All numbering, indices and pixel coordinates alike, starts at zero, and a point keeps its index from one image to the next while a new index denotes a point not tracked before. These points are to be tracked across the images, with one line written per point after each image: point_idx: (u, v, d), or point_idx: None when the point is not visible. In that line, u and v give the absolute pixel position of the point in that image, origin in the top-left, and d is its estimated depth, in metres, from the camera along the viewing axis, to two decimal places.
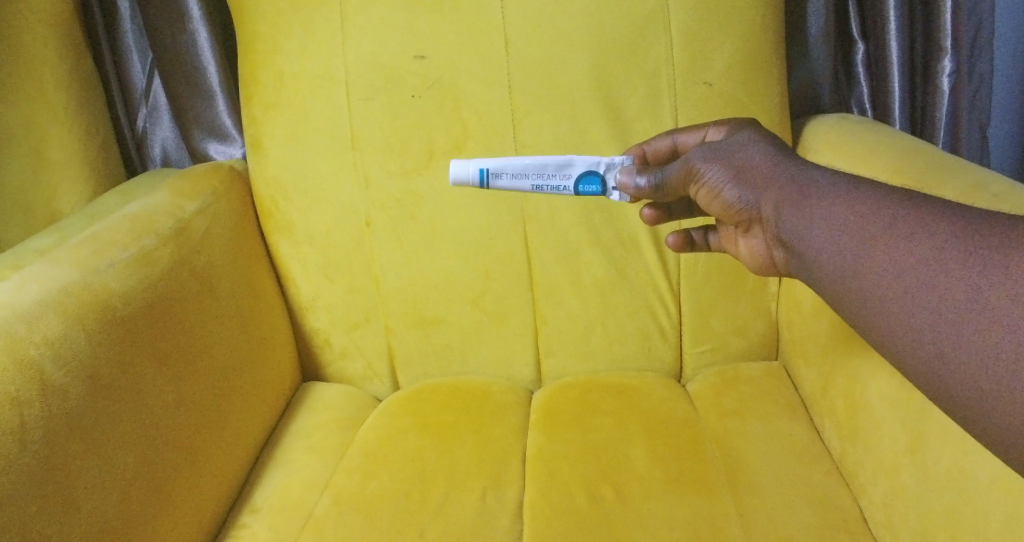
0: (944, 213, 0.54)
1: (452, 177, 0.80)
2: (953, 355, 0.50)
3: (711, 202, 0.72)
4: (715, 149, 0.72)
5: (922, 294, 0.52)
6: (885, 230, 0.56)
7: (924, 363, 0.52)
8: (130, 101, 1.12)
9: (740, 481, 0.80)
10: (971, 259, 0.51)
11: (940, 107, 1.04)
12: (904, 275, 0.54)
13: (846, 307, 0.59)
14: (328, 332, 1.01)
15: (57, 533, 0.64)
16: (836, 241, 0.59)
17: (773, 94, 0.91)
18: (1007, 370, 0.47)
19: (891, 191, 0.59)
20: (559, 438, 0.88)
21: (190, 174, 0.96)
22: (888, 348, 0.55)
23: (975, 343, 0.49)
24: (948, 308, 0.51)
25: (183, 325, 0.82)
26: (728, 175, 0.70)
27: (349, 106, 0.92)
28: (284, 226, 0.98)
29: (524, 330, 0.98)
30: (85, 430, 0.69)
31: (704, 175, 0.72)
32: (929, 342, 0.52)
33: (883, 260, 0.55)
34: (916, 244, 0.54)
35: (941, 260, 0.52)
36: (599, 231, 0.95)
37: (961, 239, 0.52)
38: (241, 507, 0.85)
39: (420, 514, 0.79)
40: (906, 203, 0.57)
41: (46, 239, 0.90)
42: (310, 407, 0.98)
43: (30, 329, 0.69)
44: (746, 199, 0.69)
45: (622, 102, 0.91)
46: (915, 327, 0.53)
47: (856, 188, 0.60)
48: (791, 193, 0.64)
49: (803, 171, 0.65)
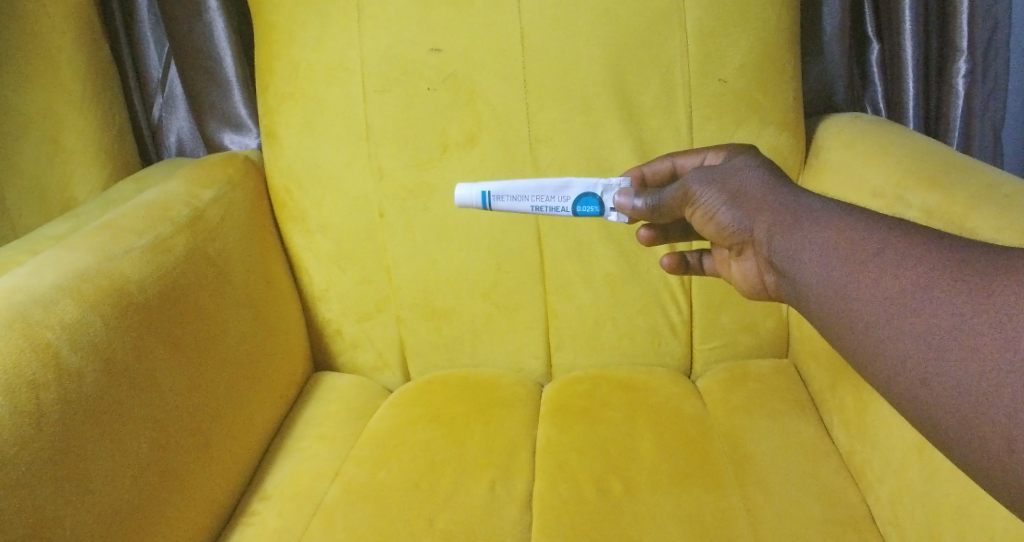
0: (931, 238, 0.54)
1: (457, 201, 0.82)
2: (935, 382, 0.50)
3: (706, 224, 0.73)
4: (712, 175, 0.72)
5: (908, 318, 0.52)
6: (873, 255, 0.56)
7: (906, 390, 0.52)
8: (146, 90, 1.12)
9: (749, 476, 0.81)
10: (953, 284, 0.51)
11: (955, 109, 1.03)
12: (889, 300, 0.53)
13: (833, 334, 0.58)
14: (339, 323, 1.02)
15: (69, 515, 0.65)
16: (824, 265, 0.59)
17: (787, 93, 0.91)
18: (986, 396, 0.47)
19: (880, 217, 0.59)
20: (569, 431, 0.88)
21: (205, 163, 0.97)
22: (873, 373, 0.55)
23: (957, 370, 0.49)
24: (930, 333, 0.50)
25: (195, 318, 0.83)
26: (724, 199, 0.70)
27: (364, 97, 0.93)
28: (298, 215, 0.99)
29: (534, 323, 0.99)
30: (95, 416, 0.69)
31: (699, 200, 0.72)
32: (911, 366, 0.51)
33: (870, 284, 0.55)
34: (902, 269, 0.54)
35: (927, 285, 0.52)
36: (611, 226, 0.95)
37: (947, 265, 0.52)
38: (250, 495, 0.86)
39: (429, 503, 0.80)
40: (895, 228, 0.57)
41: (61, 226, 0.91)
42: (320, 397, 0.99)
43: (47, 313, 0.70)
44: (740, 222, 0.69)
45: (636, 97, 0.91)
46: (899, 353, 0.52)
47: (847, 214, 0.60)
48: (783, 216, 0.64)
49: (796, 195, 0.65)
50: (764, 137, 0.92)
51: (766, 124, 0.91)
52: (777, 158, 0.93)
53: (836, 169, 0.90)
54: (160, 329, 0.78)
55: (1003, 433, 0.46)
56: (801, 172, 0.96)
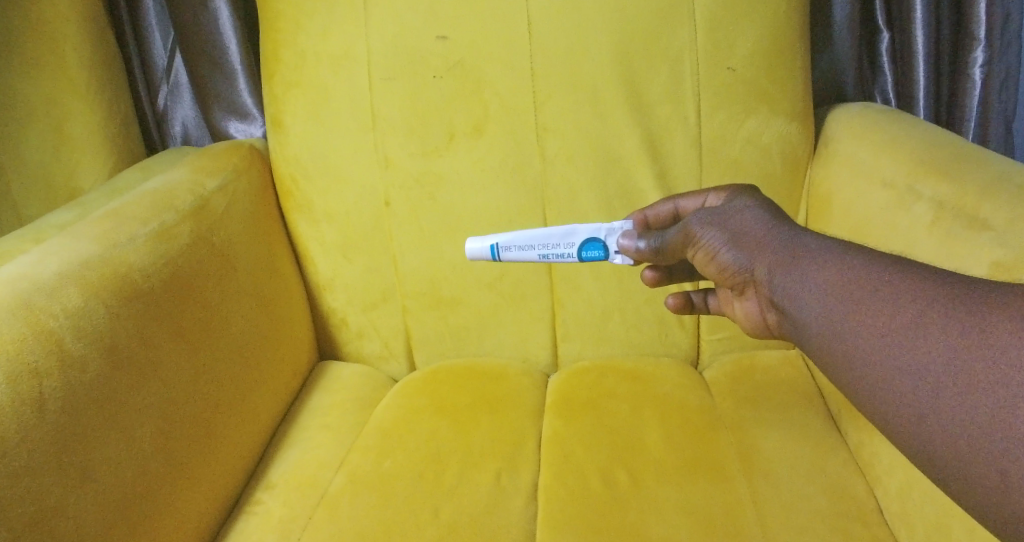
0: (928, 277, 0.55)
1: (468, 254, 0.84)
2: (932, 418, 0.50)
3: (708, 265, 0.72)
4: (711, 215, 0.72)
5: (905, 356, 0.52)
6: (871, 294, 0.56)
7: (902, 426, 0.52)
8: (151, 79, 1.12)
9: (756, 468, 0.80)
10: (950, 322, 0.51)
11: (971, 99, 1.02)
12: (887, 338, 0.53)
13: (831, 374, 0.58)
14: (345, 312, 1.01)
15: (72, 505, 0.65)
16: (822, 305, 0.58)
17: (796, 83, 0.91)
18: (981, 432, 0.47)
19: (877, 255, 0.59)
20: (574, 422, 0.88)
21: (210, 151, 0.96)
22: (870, 409, 0.54)
23: (953, 405, 0.49)
24: (928, 371, 0.51)
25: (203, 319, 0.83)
26: (724, 240, 0.69)
27: (370, 86, 0.92)
28: (304, 205, 0.98)
29: (540, 313, 0.98)
30: (101, 406, 0.69)
31: (697, 241, 0.72)
32: (908, 403, 0.51)
33: (868, 323, 0.55)
34: (899, 307, 0.54)
35: (925, 324, 0.52)
36: (619, 216, 0.94)
37: (942, 303, 0.52)
38: (254, 484, 0.85)
39: (434, 493, 0.79)
40: (893, 266, 0.57)
41: (66, 214, 0.91)
42: (325, 386, 0.99)
43: (50, 300, 0.69)
44: (742, 262, 0.68)
45: (644, 87, 0.90)
46: (896, 390, 0.52)
47: (843, 251, 0.60)
48: (783, 256, 0.64)
49: (796, 235, 0.65)
50: (773, 127, 0.91)
51: (776, 114, 0.91)
52: (787, 148, 0.92)
53: (846, 158, 0.89)
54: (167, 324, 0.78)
55: (998, 469, 0.46)
56: (812, 161, 0.94)
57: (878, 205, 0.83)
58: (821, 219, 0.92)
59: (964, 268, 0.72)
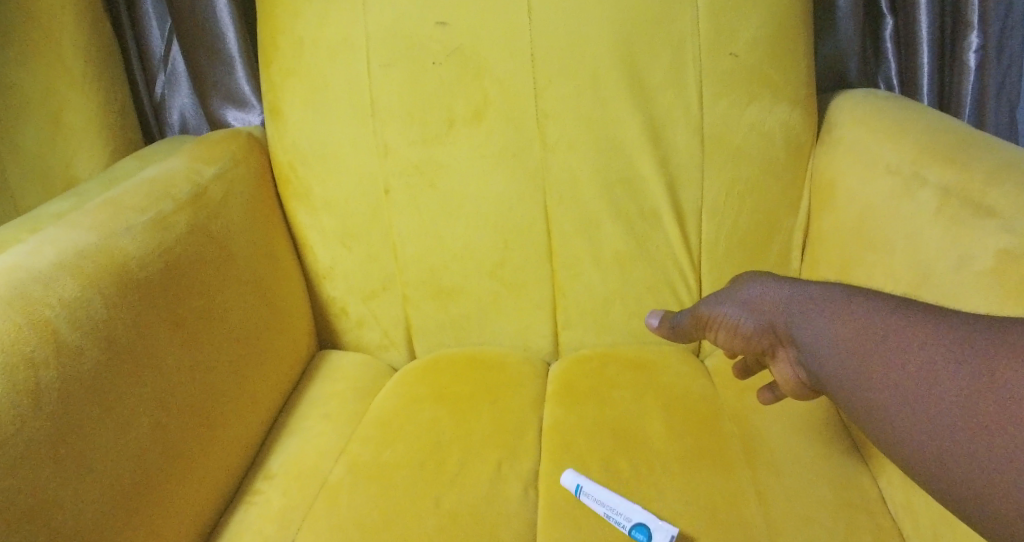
0: (930, 320, 0.57)
1: None
2: (952, 462, 0.53)
3: (730, 337, 0.75)
4: (721, 293, 0.77)
5: (921, 406, 0.55)
6: (879, 346, 0.59)
7: (926, 471, 0.55)
8: (148, 67, 1.11)
9: (759, 457, 0.80)
10: (957, 366, 0.54)
11: (967, 86, 1.01)
12: (900, 389, 0.56)
13: (860, 425, 0.61)
14: (345, 301, 1.01)
15: (70, 497, 0.64)
16: (839, 362, 0.62)
17: (799, 69, 0.90)
18: (1002, 474, 0.50)
19: (880, 302, 0.62)
20: (576, 410, 0.87)
21: (208, 140, 0.95)
22: (898, 458, 0.57)
23: (969, 449, 0.52)
24: (942, 417, 0.54)
25: (203, 311, 0.82)
26: (737, 309, 0.73)
27: (369, 72, 0.91)
28: (302, 193, 0.97)
29: (541, 302, 0.98)
30: (99, 397, 0.69)
31: (712, 315, 0.76)
32: (929, 449, 0.54)
33: (882, 377, 0.58)
34: (906, 356, 0.57)
35: (933, 370, 0.55)
36: (620, 203, 0.93)
37: (946, 347, 0.55)
38: (254, 474, 0.85)
39: (434, 483, 0.79)
40: (896, 313, 0.60)
41: (63, 204, 0.90)
42: (325, 375, 0.98)
43: (45, 290, 0.68)
44: (759, 326, 0.71)
45: (646, 72, 0.89)
46: (915, 438, 0.55)
47: (847, 301, 0.63)
48: (794, 313, 0.67)
49: (802, 290, 0.68)
50: (776, 113, 0.90)
51: (779, 100, 0.90)
52: (790, 134, 0.91)
53: (850, 140, 0.88)
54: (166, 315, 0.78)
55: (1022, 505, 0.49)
56: (814, 148, 0.93)
57: (883, 191, 0.82)
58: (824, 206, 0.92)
59: (968, 254, 0.71)
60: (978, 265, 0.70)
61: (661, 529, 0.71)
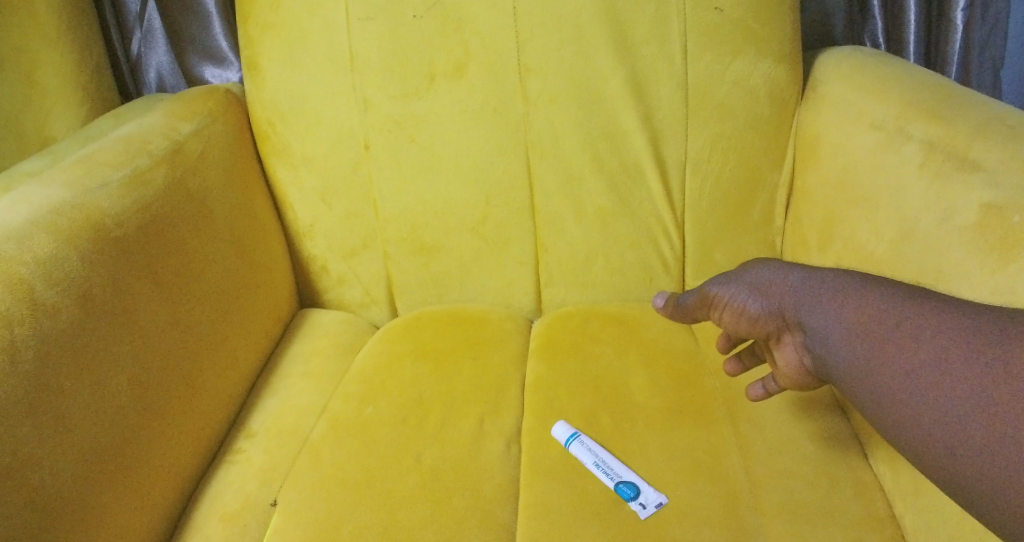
0: (945, 309, 0.57)
1: None
2: (964, 452, 0.52)
3: (735, 321, 0.73)
4: (730, 275, 0.74)
5: (932, 392, 0.54)
6: (893, 331, 0.58)
7: (935, 460, 0.54)
8: (123, 24, 1.08)
9: (740, 411, 0.80)
10: (972, 355, 0.53)
11: (952, 42, 1.00)
12: (914, 377, 0.56)
13: (866, 412, 0.60)
14: (326, 259, 1.00)
15: (48, 455, 0.63)
16: (851, 346, 0.61)
17: (785, 24, 0.89)
18: (1012, 463, 0.49)
19: (895, 290, 0.61)
20: (558, 366, 0.87)
21: (185, 96, 0.94)
22: (902, 444, 0.57)
23: (983, 437, 0.51)
24: (953, 405, 0.53)
25: (184, 282, 0.81)
26: (746, 291, 0.71)
27: (348, 25, 0.89)
28: (281, 149, 0.96)
29: (524, 258, 0.97)
30: (77, 366, 0.68)
31: (719, 296, 0.74)
32: (939, 436, 0.53)
33: (895, 361, 0.57)
34: (920, 343, 0.56)
35: (946, 358, 0.54)
36: (602, 158, 0.92)
37: (963, 336, 0.54)
38: (235, 433, 0.84)
39: (417, 439, 0.79)
40: (911, 301, 0.59)
41: (37, 162, 0.88)
42: (306, 333, 0.97)
43: (20, 249, 0.67)
44: (766, 309, 0.69)
45: (630, 25, 0.88)
46: (926, 425, 0.54)
47: (862, 287, 0.62)
48: (806, 296, 0.66)
49: (814, 274, 0.67)
50: (761, 68, 0.89)
51: (763, 55, 0.89)
52: (774, 89, 0.90)
53: (834, 102, 0.87)
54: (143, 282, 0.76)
55: None
56: (799, 105, 0.92)
57: (866, 147, 0.82)
58: (806, 162, 0.91)
59: (952, 209, 0.71)
60: (962, 219, 0.70)
61: (650, 492, 0.71)
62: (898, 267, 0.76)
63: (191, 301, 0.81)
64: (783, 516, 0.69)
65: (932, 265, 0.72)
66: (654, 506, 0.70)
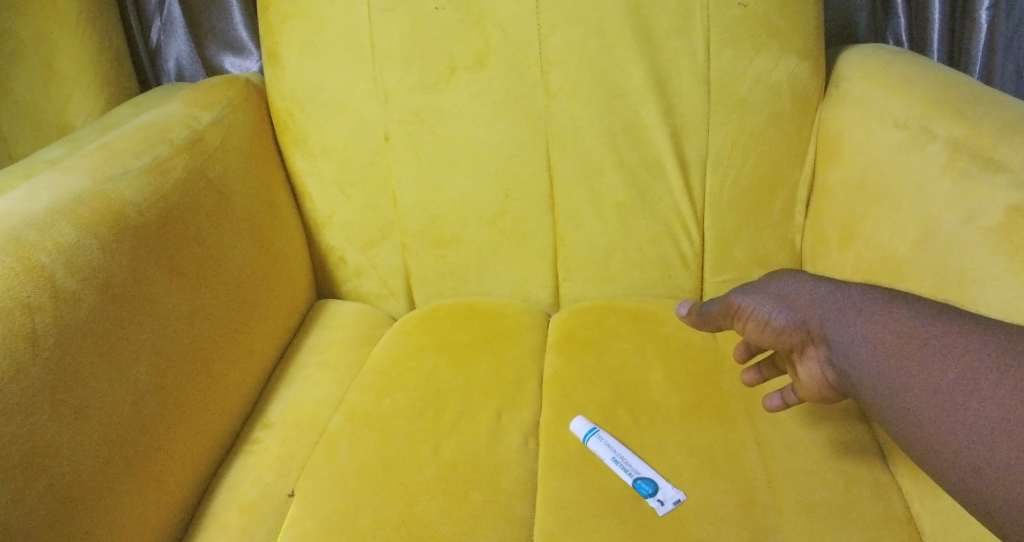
0: (974, 330, 0.57)
1: None
2: (990, 472, 0.52)
3: (756, 332, 0.72)
4: (754, 285, 0.73)
5: (959, 412, 0.54)
6: (921, 349, 0.58)
7: (960, 479, 0.54)
8: (143, 12, 1.08)
9: (759, 408, 0.80)
10: (1002, 378, 0.53)
11: (977, 41, 0.99)
12: (942, 395, 0.55)
13: (890, 428, 0.59)
14: (343, 251, 1.00)
15: (69, 443, 0.64)
16: (878, 362, 0.60)
17: (810, 19, 0.88)
18: None
19: (923, 308, 0.60)
20: (576, 361, 0.87)
21: (204, 85, 0.94)
22: (926, 461, 0.56)
23: (1011, 460, 0.51)
24: (981, 426, 0.53)
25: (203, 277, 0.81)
26: (770, 302, 0.70)
27: (369, 16, 0.89)
28: (300, 140, 0.96)
29: (542, 252, 0.97)
30: (98, 358, 0.68)
31: (742, 306, 0.73)
32: (966, 456, 0.53)
33: (923, 379, 0.57)
34: (949, 362, 0.56)
35: (975, 379, 0.54)
36: (622, 153, 0.92)
37: (994, 357, 0.54)
38: (252, 423, 0.85)
39: (433, 431, 0.79)
40: (940, 320, 0.59)
41: (57, 150, 0.88)
42: (324, 325, 0.97)
43: (41, 236, 0.67)
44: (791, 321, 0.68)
45: (652, 19, 0.87)
46: (953, 444, 0.54)
47: (891, 305, 0.62)
48: (833, 310, 0.65)
49: (842, 288, 0.66)
50: (783, 64, 0.88)
51: (787, 50, 0.88)
52: (796, 86, 0.89)
53: (857, 100, 0.87)
54: (163, 275, 0.76)
55: None
56: (821, 103, 0.92)
57: (889, 145, 0.81)
58: (828, 159, 0.90)
59: (978, 210, 0.70)
60: (988, 219, 0.69)
61: (668, 488, 0.71)
62: (921, 267, 0.75)
63: (210, 296, 0.82)
64: (802, 515, 0.69)
65: (956, 265, 0.71)
66: (672, 502, 0.70)
